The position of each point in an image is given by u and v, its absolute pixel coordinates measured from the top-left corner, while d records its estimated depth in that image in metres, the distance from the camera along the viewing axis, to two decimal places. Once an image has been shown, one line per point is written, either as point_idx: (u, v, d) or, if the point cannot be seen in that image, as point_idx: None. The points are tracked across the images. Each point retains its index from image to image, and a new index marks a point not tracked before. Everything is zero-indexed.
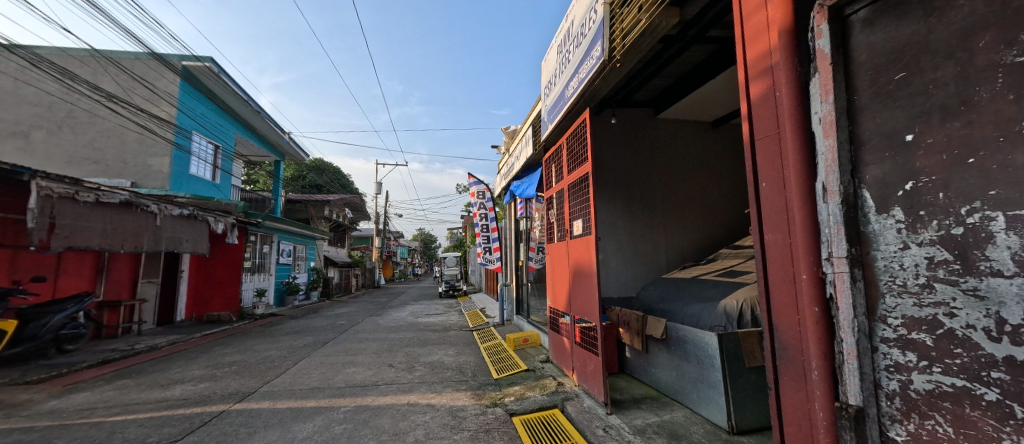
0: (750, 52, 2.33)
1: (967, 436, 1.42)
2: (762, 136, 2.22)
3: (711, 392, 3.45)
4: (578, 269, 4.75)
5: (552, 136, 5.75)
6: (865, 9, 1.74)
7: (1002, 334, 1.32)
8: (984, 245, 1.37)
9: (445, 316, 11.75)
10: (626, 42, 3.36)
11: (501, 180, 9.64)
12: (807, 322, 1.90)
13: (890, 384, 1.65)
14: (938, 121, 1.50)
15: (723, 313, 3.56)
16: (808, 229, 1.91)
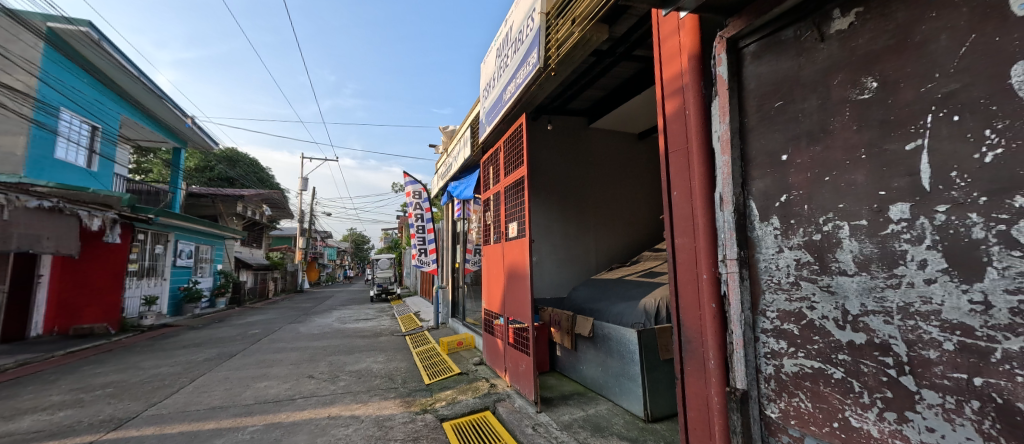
0: (666, 72, 2.54)
1: (822, 409, 1.68)
2: (674, 149, 2.43)
3: (631, 385, 3.70)
4: (512, 270, 4.83)
5: (490, 139, 5.78)
6: (754, 44, 2.01)
7: (846, 322, 1.59)
8: (834, 248, 1.65)
9: (376, 320, 11.18)
10: (561, 52, 3.49)
11: (438, 181, 9.43)
12: (706, 317, 2.13)
13: (767, 368, 1.91)
14: (806, 144, 1.77)
15: (643, 312, 3.82)
16: (707, 234, 2.14)
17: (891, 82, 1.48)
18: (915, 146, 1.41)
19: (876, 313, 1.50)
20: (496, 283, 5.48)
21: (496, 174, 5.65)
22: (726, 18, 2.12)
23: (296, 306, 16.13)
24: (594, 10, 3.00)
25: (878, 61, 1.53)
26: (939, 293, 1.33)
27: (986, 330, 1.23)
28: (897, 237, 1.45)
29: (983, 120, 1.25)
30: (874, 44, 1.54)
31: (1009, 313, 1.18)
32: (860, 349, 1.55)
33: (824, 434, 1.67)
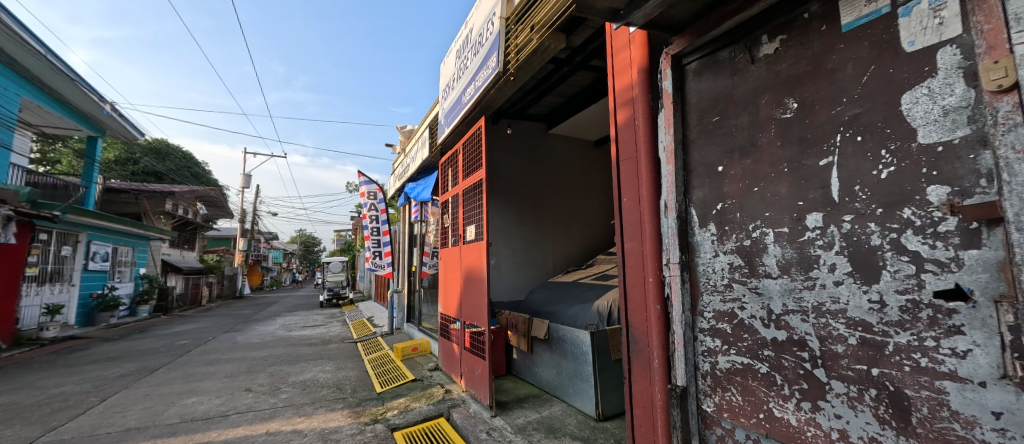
0: (618, 83, 2.64)
1: (750, 402, 1.82)
2: (624, 157, 2.53)
3: (584, 385, 3.79)
4: (469, 274, 4.78)
5: (448, 140, 5.70)
6: (696, 61, 2.16)
7: (770, 321, 1.74)
8: (761, 253, 1.80)
9: (325, 327, 10.60)
10: (521, 58, 3.52)
11: (395, 182, 9.14)
12: (651, 318, 2.23)
13: (705, 365, 2.04)
14: (738, 157, 1.92)
15: (597, 314, 3.95)
16: (653, 239, 2.26)
17: (809, 104, 1.64)
18: (827, 162, 1.57)
19: (796, 312, 1.65)
20: (453, 287, 5.40)
21: (454, 176, 5.58)
22: (671, 36, 2.25)
23: (234, 313, 14.89)
24: (553, 18, 3.05)
25: (798, 84, 1.69)
26: (845, 294, 1.49)
27: (881, 326, 1.39)
28: (812, 244, 1.61)
29: (880, 141, 1.42)
30: (795, 68, 1.70)
31: (899, 310, 1.35)
32: (781, 345, 1.69)
33: (752, 425, 1.81)
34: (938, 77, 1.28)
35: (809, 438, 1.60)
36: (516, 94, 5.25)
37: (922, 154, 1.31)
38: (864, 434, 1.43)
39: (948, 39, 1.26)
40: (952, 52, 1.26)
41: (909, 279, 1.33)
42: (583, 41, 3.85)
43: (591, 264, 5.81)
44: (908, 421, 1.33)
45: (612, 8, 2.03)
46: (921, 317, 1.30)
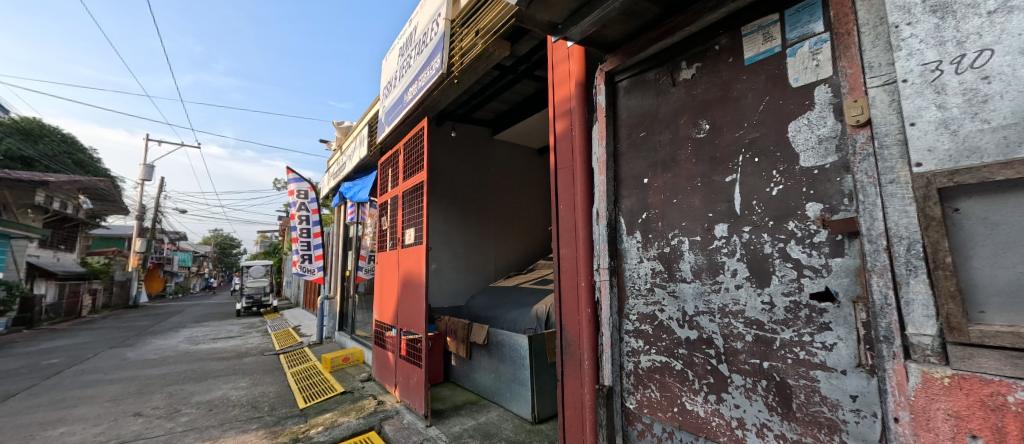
0: (557, 94, 2.74)
1: (666, 397, 1.96)
2: (561, 166, 2.62)
3: (521, 389, 3.83)
4: (407, 279, 4.62)
5: (388, 140, 5.49)
6: (627, 80, 2.31)
7: (684, 321, 1.90)
8: (677, 259, 1.96)
9: (242, 338, 9.54)
10: (466, 61, 3.51)
11: (329, 180, 8.58)
12: (583, 321, 2.33)
13: (629, 364, 2.16)
14: (661, 171, 2.08)
15: (535, 318, 4.00)
16: (586, 246, 2.36)
17: (718, 125, 1.84)
18: (732, 179, 1.76)
19: (705, 313, 1.82)
20: (389, 292, 5.18)
21: (394, 177, 5.38)
22: (606, 53, 2.39)
23: (126, 324, 12.85)
24: (499, 24, 3.09)
25: (709, 108, 1.88)
26: (744, 296, 1.68)
27: (771, 324, 1.58)
28: (719, 251, 1.79)
29: (773, 163, 1.63)
30: (708, 93, 1.89)
31: (785, 310, 1.55)
32: (693, 343, 1.86)
33: (667, 418, 1.95)
34: (815, 110, 1.51)
35: (715, 427, 1.76)
36: (461, 97, 5.22)
37: (803, 175, 1.53)
38: (756, 420, 1.61)
39: (823, 79, 1.49)
40: (825, 90, 1.48)
41: (792, 282, 1.53)
42: (526, 51, 3.95)
43: (531, 269, 5.91)
44: (790, 407, 1.52)
45: (551, 21, 2.09)
46: (800, 316, 1.51)
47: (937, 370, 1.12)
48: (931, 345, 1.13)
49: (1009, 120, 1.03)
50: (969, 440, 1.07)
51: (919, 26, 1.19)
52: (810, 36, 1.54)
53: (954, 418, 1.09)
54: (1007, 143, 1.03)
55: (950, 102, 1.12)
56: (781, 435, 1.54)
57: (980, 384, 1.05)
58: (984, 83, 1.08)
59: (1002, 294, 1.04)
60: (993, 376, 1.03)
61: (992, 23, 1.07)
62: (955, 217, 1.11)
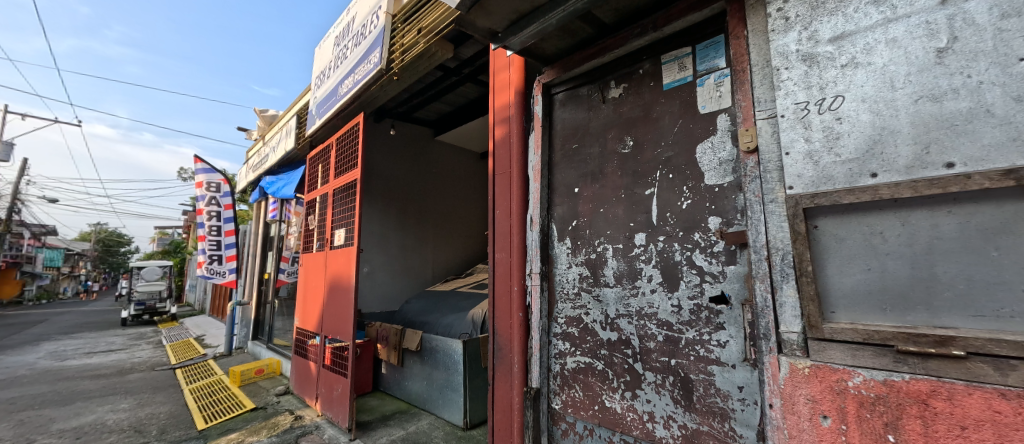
0: (496, 101, 2.78)
1: (588, 396, 2.07)
2: (498, 172, 2.66)
3: (453, 395, 3.77)
4: (334, 283, 4.34)
5: (319, 134, 5.13)
6: (562, 93, 2.43)
7: (606, 324, 2.03)
8: (602, 265, 2.08)
9: (127, 352, 8.20)
10: (406, 58, 3.43)
11: (248, 173, 7.79)
12: (514, 325, 2.38)
13: (556, 366, 2.24)
14: (590, 181, 2.21)
15: (471, 322, 3.99)
16: (520, 251, 2.42)
17: (640, 143, 2.00)
18: (651, 192, 1.93)
19: (625, 316, 1.95)
20: (314, 297, 4.82)
21: (324, 173, 5.05)
22: (543, 65, 2.49)
23: None
24: (442, 25, 3.06)
25: (633, 126, 2.04)
26: (657, 299, 1.84)
27: (679, 324, 1.75)
28: (638, 258, 1.94)
29: (683, 180, 1.81)
30: (632, 112, 2.05)
31: (690, 312, 1.73)
32: (613, 344, 1.99)
33: (588, 416, 2.06)
34: (717, 135, 1.71)
35: (629, 422, 1.89)
36: (402, 95, 5.06)
37: (707, 192, 1.72)
38: (664, 413, 1.76)
39: (724, 108, 1.70)
40: (725, 119, 1.69)
41: (695, 287, 1.71)
42: (470, 55, 3.97)
43: (469, 273, 5.89)
44: (691, 399, 1.69)
45: (491, 29, 2.11)
46: (701, 317, 1.69)
47: (800, 362, 1.31)
48: (796, 340, 1.33)
49: (853, 155, 1.25)
50: (822, 421, 1.25)
51: (793, 71, 1.40)
52: (714, 70, 1.75)
53: (812, 401, 1.27)
54: (852, 173, 1.25)
55: (814, 137, 1.33)
56: (683, 425, 1.70)
57: (831, 372, 1.24)
58: (837, 123, 1.29)
59: (847, 297, 1.26)
60: (839, 365, 1.23)
61: (844, 75, 1.30)
62: (815, 232, 1.33)
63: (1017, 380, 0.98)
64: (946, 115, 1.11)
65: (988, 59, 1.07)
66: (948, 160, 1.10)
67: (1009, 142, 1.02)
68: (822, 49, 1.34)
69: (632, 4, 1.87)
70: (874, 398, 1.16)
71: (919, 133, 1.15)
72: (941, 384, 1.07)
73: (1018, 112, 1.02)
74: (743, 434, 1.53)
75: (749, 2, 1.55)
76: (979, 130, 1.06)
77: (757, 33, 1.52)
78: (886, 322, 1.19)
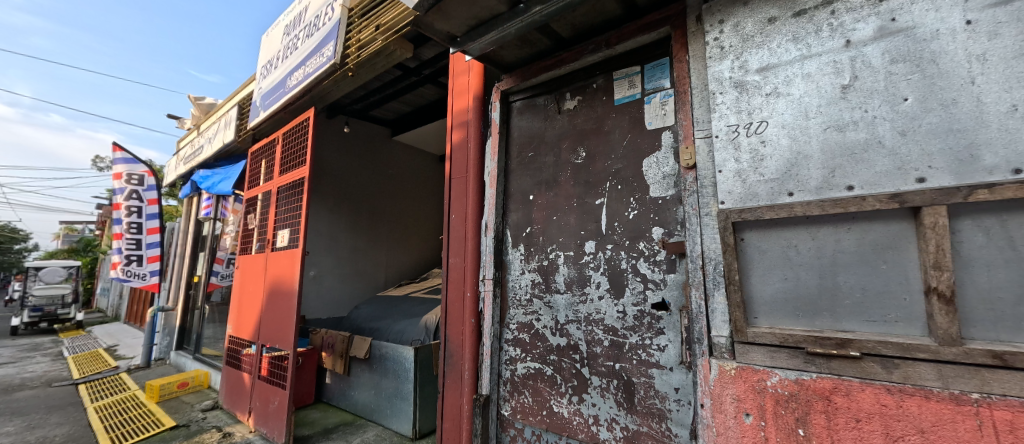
0: (454, 105, 2.77)
1: (537, 401, 2.09)
2: (454, 176, 2.64)
3: (402, 404, 3.65)
4: (275, 287, 4.06)
5: (263, 127, 4.80)
6: (520, 101, 2.47)
7: (556, 329, 2.07)
8: (554, 272, 2.13)
9: (17, 366, 7.10)
10: (362, 55, 3.31)
11: (178, 165, 7.11)
12: (466, 331, 2.36)
13: (506, 372, 2.25)
14: (544, 189, 2.26)
15: (424, 328, 3.90)
16: (474, 256, 2.42)
17: (593, 154, 2.07)
18: (601, 202, 2.00)
19: (574, 322, 2.01)
20: (251, 302, 4.48)
21: (267, 169, 4.73)
22: (501, 73, 2.52)
23: None
24: (401, 24, 2.99)
25: (586, 138, 2.12)
26: (604, 306, 1.91)
27: (623, 329, 1.83)
28: (587, 265, 2.00)
29: (631, 191, 1.90)
30: (586, 124, 2.13)
31: (633, 317, 1.81)
32: (562, 349, 2.03)
33: (536, 422, 2.08)
34: (662, 151, 1.82)
35: (575, 425, 1.93)
36: (358, 91, 4.89)
37: (652, 203, 1.82)
38: (608, 415, 1.83)
39: (668, 126, 1.81)
40: (669, 136, 1.80)
41: (639, 293, 1.80)
42: (431, 56, 3.92)
43: (424, 277, 5.76)
44: (633, 401, 1.76)
45: (450, 33, 2.09)
46: (644, 322, 1.78)
47: (727, 364, 1.41)
48: (724, 344, 1.44)
49: (775, 175, 1.38)
50: (744, 418, 1.36)
51: (726, 96, 1.52)
52: (660, 89, 1.86)
53: (736, 400, 1.38)
54: (773, 191, 1.38)
55: (743, 157, 1.45)
56: (625, 427, 1.77)
57: (753, 373, 1.36)
58: (762, 145, 1.42)
59: (768, 304, 1.38)
60: (760, 366, 1.35)
61: (767, 102, 1.43)
62: (742, 244, 1.45)
63: (899, 376, 1.13)
64: (849, 144, 1.26)
65: (881, 97, 1.23)
66: (849, 184, 1.25)
67: (896, 171, 1.18)
68: (750, 78, 1.47)
69: (588, 21, 1.95)
70: (787, 395, 1.28)
71: (827, 158, 1.29)
72: (841, 381, 1.20)
73: (903, 144, 1.18)
74: (678, 433, 1.62)
75: (691, 29, 1.68)
76: (873, 159, 1.22)
77: (697, 58, 1.64)
78: (800, 326, 1.32)
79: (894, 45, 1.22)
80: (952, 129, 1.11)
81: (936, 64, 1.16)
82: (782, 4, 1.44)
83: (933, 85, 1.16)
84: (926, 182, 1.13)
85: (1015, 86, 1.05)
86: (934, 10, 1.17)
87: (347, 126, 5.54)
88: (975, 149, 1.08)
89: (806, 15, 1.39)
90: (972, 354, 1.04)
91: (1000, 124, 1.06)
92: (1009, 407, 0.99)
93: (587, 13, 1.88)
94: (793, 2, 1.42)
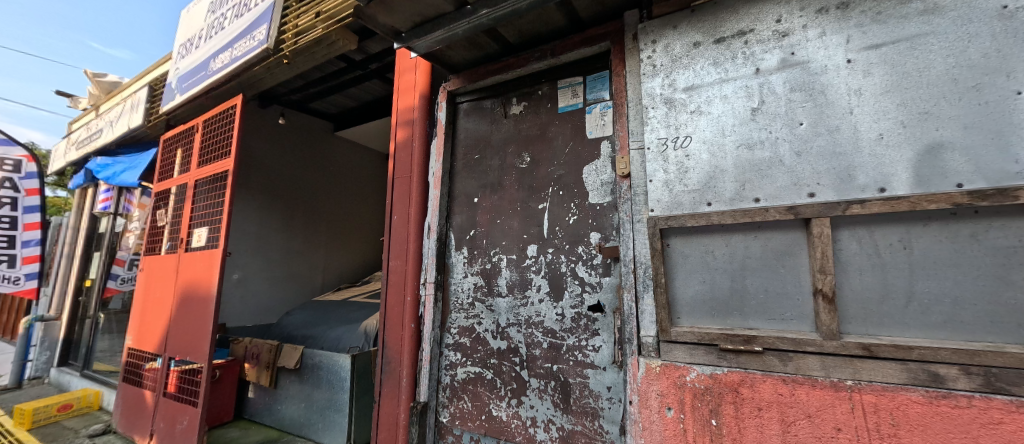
0: (399, 102, 2.68)
1: (477, 406, 2.08)
2: (397, 176, 2.55)
3: (336, 417, 3.42)
4: (189, 292, 3.63)
5: (180, 113, 4.30)
6: (467, 103, 2.46)
7: (497, 332, 2.08)
8: (496, 275, 2.13)
9: None
10: (300, 42, 3.10)
11: (69, 150, 6.12)
12: (405, 337, 2.28)
13: (446, 378, 2.21)
14: (489, 192, 2.26)
15: (363, 334, 3.71)
16: (416, 259, 2.35)
17: (537, 160, 2.12)
18: (543, 206, 2.05)
19: (514, 324, 2.03)
20: (158, 309, 3.97)
21: (183, 159, 4.23)
22: (448, 73, 2.49)
23: None
24: (343, 13, 2.83)
25: (530, 144, 2.16)
26: (544, 308, 1.95)
27: (562, 331, 1.88)
28: (529, 269, 2.03)
29: (572, 196, 1.96)
30: (531, 130, 2.17)
31: (571, 319, 1.87)
32: (502, 353, 2.04)
33: (475, 427, 2.06)
34: (600, 160, 1.90)
35: (514, 428, 1.94)
36: (295, 81, 4.56)
37: (591, 209, 1.90)
38: (545, 416, 1.86)
39: (607, 136, 1.90)
40: (607, 145, 1.89)
41: (577, 296, 1.86)
42: (377, 51, 3.78)
43: (365, 281, 5.50)
44: (568, 401, 1.81)
45: (395, 27, 2.03)
46: (581, 323, 1.84)
47: (653, 362, 1.51)
48: (652, 342, 1.53)
49: (697, 186, 1.50)
50: (667, 412, 1.46)
51: (657, 111, 1.64)
52: (600, 100, 1.95)
53: (660, 395, 1.47)
54: (695, 201, 1.50)
55: (671, 168, 1.57)
56: (561, 427, 1.82)
57: (675, 369, 1.46)
58: (686, 159, 1.54)
59: (690, 305, 1.50)
60: (681, 363, 1.45)
61: (692, 118, 1.55)
62: (669, 249, 1.55)
63: (793, 367, 1.27)
64: (756, 161, 1.41)
65: (782, 121, 1.39)
66: (755, 196, 1.39)
67: (792, 186, 1.34)
68: (678, 96, 1.59)
69: (534, 29, 1.99)
70: (703, 389, 1.40)
71: (739, 173, 1.43)
72: (747, 374, 1.33)
73: (799, 163, 1.34)
74: (609, 430, 1.69)
75: (628, 46, 1.79)
76: (775, 175, 1.37)
77: (632, 74, 1.76)
78: (715, 325, 1.45)
79: (793, 76, 1.39)
80: (836, 152, 1.29)
81: (825, 94, 1.33)
82: (705, 30, 1.58)
83: (822, 113, 1.33)
84: (815, 196, 1.30)
85: (882, 118, 1.24)
86: (824, 48, 1.35)
87: (281, 117, 5.14)
88: (852, 170, 1.26)
89: (724, 43, 1.53)
90: (847, 347, 1.20)
91: (870, 150, 1.24)
92: (874, 391, 1.16)
93: (533, 22, 1.92)
94: (714, 30, 1.56)
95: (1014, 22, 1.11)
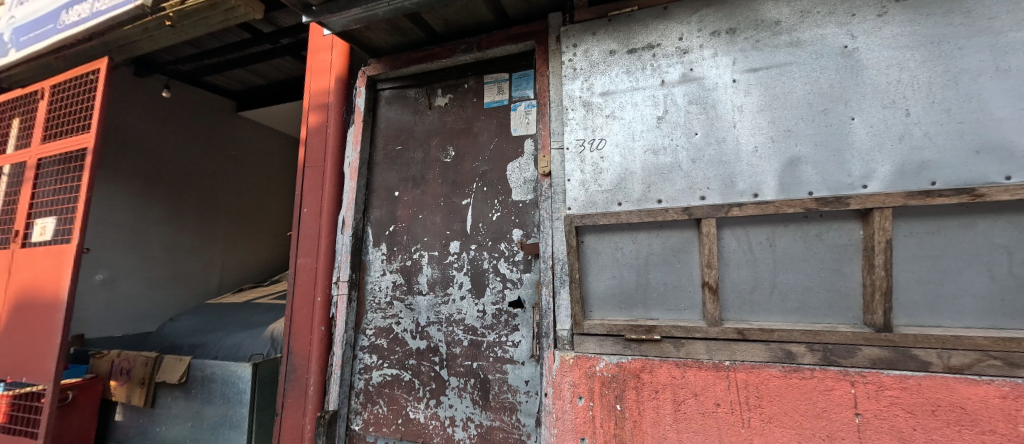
0: (311, 83, 2.44)
1: (393, 410, 1.99)
2: (308, 164, 2.32)
3: (230, 434, 3.01)
4: (25, 297, 2.92)
5: (15, 74, 3.43)
6: (388, 90, 2.32)
7: (416, 332, 2.01)
8: (416, 272, 2.06)
9: None
10: (188, 3, 2.65)
11: None
12: (313, 341, 2.09)
13: (359, 382, 2.09)
14: (411, 186, 2.16)
15: (268, 339, 3.34)
16: (328, 255, 2.17)
17: (461, 155, 2.08)
18: (467, 202, 2.02)
19: (434, 323, 1.98)
20: None
21: (21, 132, 3.39)
22: (368, 56, 2.33)
23: None
24: None
25: (455, 138, 2.12)
26: (465, 306, 1.93)
27: (482, 328, 1.88)
28: (451, 265, 2.00)
29: (496, 193, 1.97)
30: (456, 124, 2.13)
31: (491, 316, 1.88)
32: (421, 352, 1.98)
33: (390, 432, 1.98)
34: (524, 157, 1.93)
35: (431, 430, 1.90)
36: (183, 48, 3.92)
37: (514, 206, 1.92)
38: (465, 415, 1.85)
39: (530, 134, 1.94)
40: (531, 143, 1.93)
41: (498, 292, 1.88)
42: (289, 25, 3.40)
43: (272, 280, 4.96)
44: (487, 398, 1.82)
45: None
46: (501, 320, 1.86)
47: (567, 354, 1.58)
48: (567, 336, 1.61)
49: (609, 187, 1.60)
50: (578, 401, 1.53)
51: (575, 113, 1.71)
52: (525, 99, 1.98)
53: (573, 386, 1.55)
54: (607, 201, 1.59)
55: (587, 169, 1.65)
56: (480, 424, 1.82)
57: (586, 360, 1.54)
58: (600, 160, 1.63)
59: (603, 298, 1.60)
60: (591, 354, 1.54)
61: (607, 122, 1.65)
62: (584, 245, 1.63)
63: (684, 352, 1.43)
64: (660, 166, 1.54)
65: (682, 130, 1.54)
66: (659, 198, 1.53)
67: (688, 190, 1.49)
68: (595, 100, 1.68)
69: (460, 21, 1.95)
70: (610, 377, 1.50)
71: (646, 176, 1.56)
72: (647, 361, 1.46)
73: (694, 169, 1.49)
74: (526, 423, 1.74)
75: (552, 47, 1.84)
76: (675, 179, 1.51)
77: (555, 75, 1.81)
78: (623, 317, 1.56)
79: (691, 90, 1.54)
80: (723, 161, 1.46)
81: (716, 109, 1.50)
82: (620, 40, 1.68)
83: (713, 125, 1.50)
84: (705, 199, 1.46)
85: (757, 133, 1.44)
86: (716, 68, 1.52)
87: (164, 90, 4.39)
88: (733, 177, 1.44)
89: (636, 53, 1.65)
90: (725, 332, 1.38)
91: (748, 160, 1.43)
92: (745, 369, 1.34)
93: (460, 13, 1.88)
94: (628, 40, 1.67)
95: (852, 60, 1.36)
